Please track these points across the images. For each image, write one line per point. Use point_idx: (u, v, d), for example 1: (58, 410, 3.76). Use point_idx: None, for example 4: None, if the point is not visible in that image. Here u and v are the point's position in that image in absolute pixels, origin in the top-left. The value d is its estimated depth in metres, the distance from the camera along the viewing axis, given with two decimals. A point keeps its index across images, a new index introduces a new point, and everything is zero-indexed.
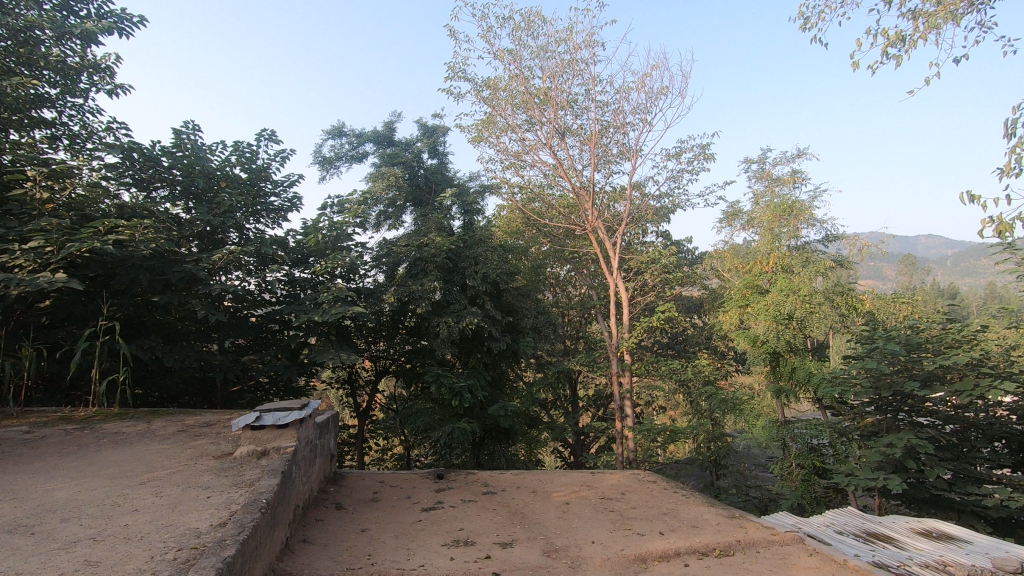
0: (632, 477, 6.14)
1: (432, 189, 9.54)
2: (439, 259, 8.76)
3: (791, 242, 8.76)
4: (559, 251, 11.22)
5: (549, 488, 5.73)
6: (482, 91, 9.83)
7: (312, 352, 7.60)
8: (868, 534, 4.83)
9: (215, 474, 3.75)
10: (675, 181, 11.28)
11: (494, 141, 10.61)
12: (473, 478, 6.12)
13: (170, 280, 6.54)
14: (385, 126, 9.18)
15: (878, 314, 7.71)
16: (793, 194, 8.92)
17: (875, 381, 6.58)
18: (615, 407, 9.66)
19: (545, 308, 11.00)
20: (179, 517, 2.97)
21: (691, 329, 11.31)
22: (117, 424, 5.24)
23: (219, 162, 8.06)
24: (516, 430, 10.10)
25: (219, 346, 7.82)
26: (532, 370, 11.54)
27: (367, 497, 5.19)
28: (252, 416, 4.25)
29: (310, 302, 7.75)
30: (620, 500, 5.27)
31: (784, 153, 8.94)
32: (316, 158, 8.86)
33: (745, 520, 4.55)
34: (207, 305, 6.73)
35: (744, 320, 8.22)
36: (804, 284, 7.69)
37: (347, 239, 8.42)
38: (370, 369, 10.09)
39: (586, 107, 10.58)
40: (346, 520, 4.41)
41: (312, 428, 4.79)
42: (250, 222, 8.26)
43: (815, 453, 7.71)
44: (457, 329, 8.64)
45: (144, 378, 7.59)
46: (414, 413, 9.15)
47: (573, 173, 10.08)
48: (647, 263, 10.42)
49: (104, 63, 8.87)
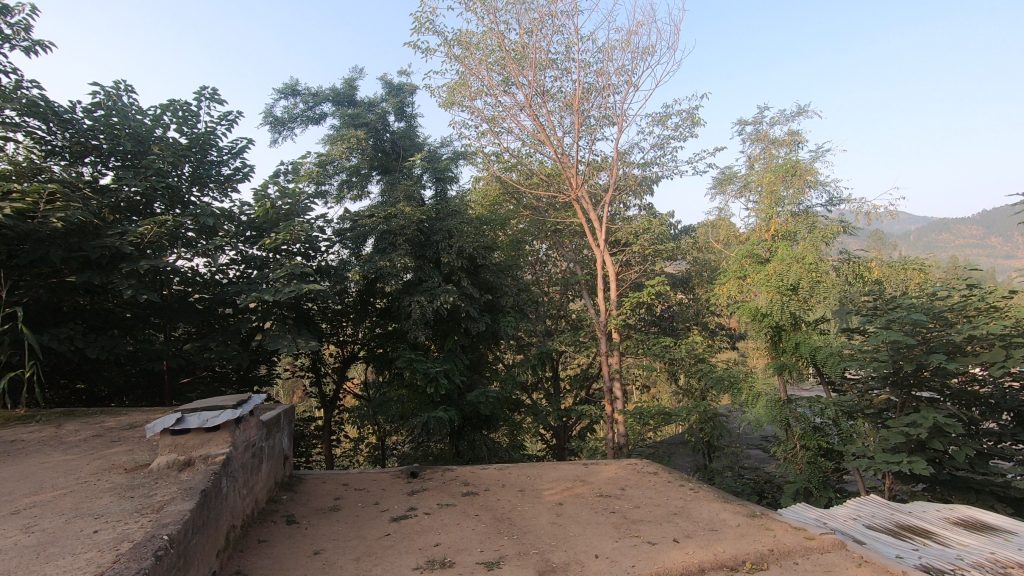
0: (629, 469, 5.50)
1: (400, 156, 8.59)
2: (410, 232, 7.90)
3: (793, 207, 8.07)
4: (539, 224, 10.43)
5: (538, 485, 5.04)
6: (452, 47, 8.93)
7: (266, 339, 6.71)
8: (902, 528, 4.27)
9: (118, 497, 2.93)
10: (661, 149, 10.58)
11: (467, 104, 9.71)
12: (451, 476, 5.40)
13: (89, 257, 5.58)
14: (344, 84, 8.16)
15: (886, 281, 7.16)
16: (793, 155, 8.23)
17: (895, 353, 6.02)
18: (605, 389, 9.05)
19: (525, 284, 10.30)
20: (40, 569, 2.14)
21: (680, 305, 10.67)
22: (16, 431, 4.32)
23: (152, 125, 7.07)
24: (498, 417, 9.39)
25: (163, 336, 6.91)
26: (512, 352, 10.83)
27: (326, 506, 4.42)
28: (173, 416, 3.41)
29: (262, 280, 6.85)
30: (621, 497, 4.61)
31: (782, 111, 8.22)
32: (266, 119, 7.83)
33: (769, 520, 3.92)
34: (138, 286, 5.79)
35: (743, 292, 7.65)
36: (809, 252, 7.13)
37: (305, 211, 7.50)
38: (336, 355, 9.24)
39: (566, 67, 9.75)
40: (297, 540, 3.64)
41: (254, 428, 3.97)
42: (195, 193, 7.31)
43: (820, 433, 6.93)
44: (431, 308, 7.83)
45: (78, 373, 6.69)
46: (386, 402, 8.40)
47: (556, 139, 9.32)
48: (635, 234, 9.74)
49: (12, 12, 7.68)
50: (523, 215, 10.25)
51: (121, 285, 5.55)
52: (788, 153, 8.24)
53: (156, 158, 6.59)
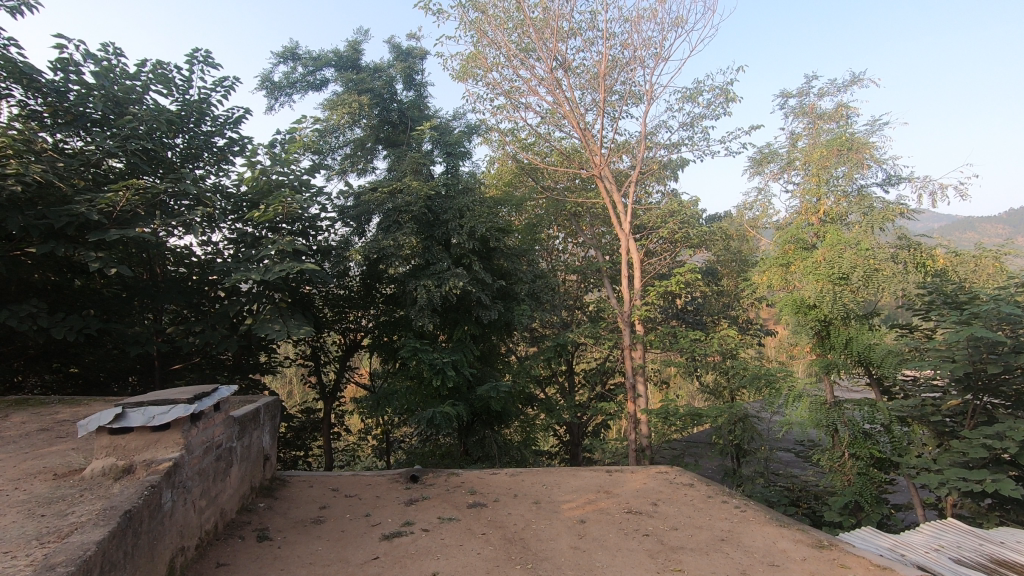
0: (659, 479, 4.79)
1: (408, 127, 7.83)
2: (416, 209, 7.23)
3: (846, 187, 7.22)
4: (557, 207, 9.66)
5: (556, 496, 4.36)
6: (467, 12, 8.22)
7: (254, 323, 6.08)
8: (999, 564, 3.52)
9: (26, 515, 2.30)
10: (691, 128, 9.75)
11: (481, 77, 9.01)
12: (456, 482, 4.73)
13: (54, 226, 5.01)
14: (348, 47, 7.46)
15: (952, 273, 6.31)
16: (845, 128, 7.38)
17: (974, 352, 5.28)
18: (627, 385, 8.33)
19: (541, 271, 9.57)
20: None
21: (708, 297, 9.86)
22: None
23: (139, 87, 6.45)
24: (509, 412, 8.71)
25: (147, 317, 6.35)
26: (526, 344, 10.10)
27: (308, 518, 3.78)
28: (111, 411, 2.77)
29: (251, 257, 6.21)
30: (653, 516, 3.92)
31: (833, 80, 7.33)
32: (263, 84, 7.19)
33: (842, 553, 3.22)
34: (107, 258, 5.19)
35: (785, 282, 6.86)
36: (864, 238, 6.33)
37: (302, 185, 6.86)
38: (339, 343, 8.63)
39: (590, 36, 8.97)
40: (264, 564, 3.00)
41: (220, 425, 3.33)
42: (187, 165, 6.74)
43: (870, 440, 6.10)
44: (438, 294, 7.17)
45: (52, 357, 6.14)
46: (389, 394, 7.78)
47: (579, 114, 8.60)
48: (663, 218, 8.95)
49: None
50: (540, 197, 9.50)
51: (87, 257, 4.98)
52: (838, 127, 7.40)
53: (131, 119, 5.93)
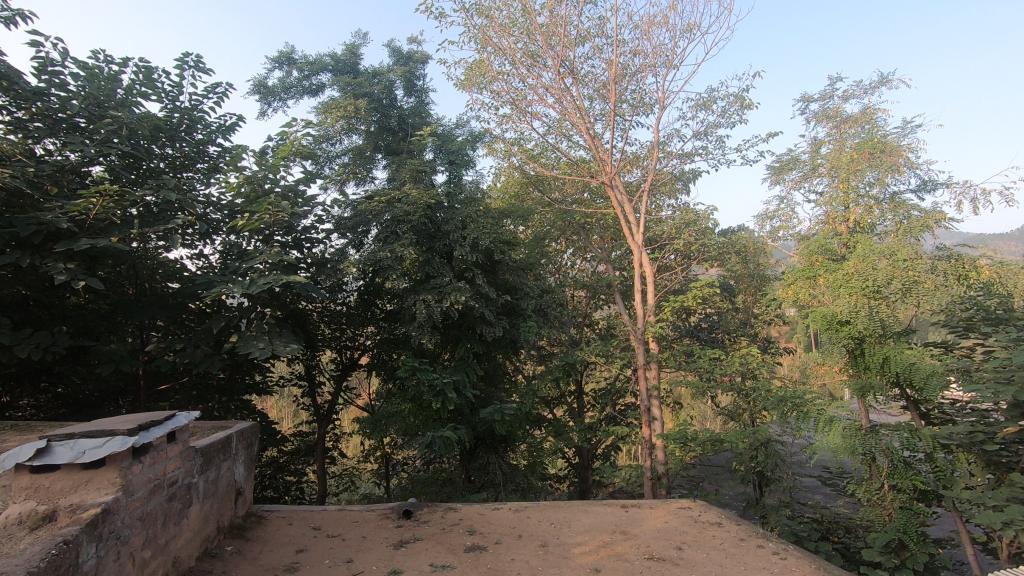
0: (682, 517, 4.25)
1: (409, 134, 7.49)
2: (415, 219, 6.81)
3: (878, 194, 6.73)
4: (564, 219, 9.25)
5: (566, 537, 3.85)
6: (471, 16, 7.91)
7: (239, 340, 5.64)
8: None
9: None
10: (705, 137, 9.32)
11: (485, 86, 8.66)
12: (453, 519, 4.22)
13: (20, 235, 4.64)
14: (346, 50, 7.16)
15: (999, 286, 5.76)
16: (874, 132, 6.91)
17: None
18: (643, 408, 7.51)
19: (549, 285, 9.09)
20: None
21: (725, 314, 9.31)
22: None
23: (125, 93, 6.15)
24: (515, 436, 8.16)
25: (127, 334, 5.95)
26: (532, 363, 9.60)
27: (281, 564, 3.30)
28: (34, 446, 2.33)
29: (237, 270, 5.79)
30: (679, 564, 3.39)
31: (859, 82, 6.88)
32: (255, 89, 6.88)
33: None
34: (78, 270, 4.81)
35: (812, 297, 6.36)
36: (901, 248, 5.81)
37: (295, 195, 6.48)
38: (335, 362, 8.17)
39: (599, 43, 8.64)
40: None
41: (175, 459, 2.88)
42: (176, 174, 6.41)
43: (912, 470, 5.53)
44: (439, 309, 6.71)
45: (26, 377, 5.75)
46: (386, 416, 7.29)
47: (586, 122, 8.21)
48: (675, 231, 8.49)
49: None
50: (547, 209, 9.08)
51: (54, 269, 4.60)
52: (866, 131, 6.95)
53: (113, 125, 5.60)
